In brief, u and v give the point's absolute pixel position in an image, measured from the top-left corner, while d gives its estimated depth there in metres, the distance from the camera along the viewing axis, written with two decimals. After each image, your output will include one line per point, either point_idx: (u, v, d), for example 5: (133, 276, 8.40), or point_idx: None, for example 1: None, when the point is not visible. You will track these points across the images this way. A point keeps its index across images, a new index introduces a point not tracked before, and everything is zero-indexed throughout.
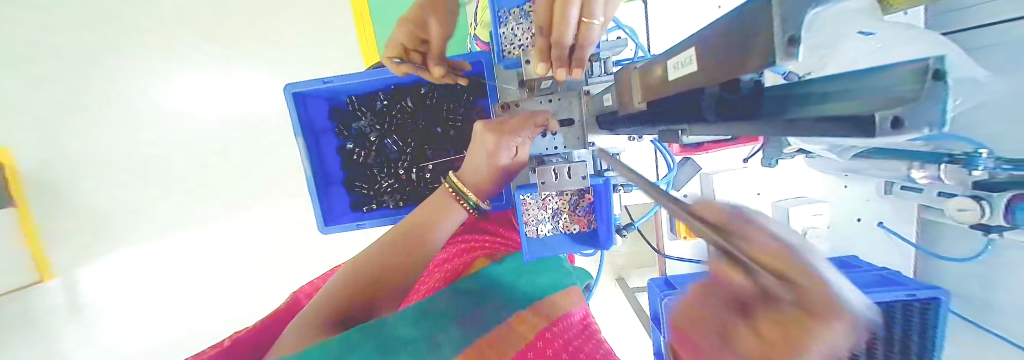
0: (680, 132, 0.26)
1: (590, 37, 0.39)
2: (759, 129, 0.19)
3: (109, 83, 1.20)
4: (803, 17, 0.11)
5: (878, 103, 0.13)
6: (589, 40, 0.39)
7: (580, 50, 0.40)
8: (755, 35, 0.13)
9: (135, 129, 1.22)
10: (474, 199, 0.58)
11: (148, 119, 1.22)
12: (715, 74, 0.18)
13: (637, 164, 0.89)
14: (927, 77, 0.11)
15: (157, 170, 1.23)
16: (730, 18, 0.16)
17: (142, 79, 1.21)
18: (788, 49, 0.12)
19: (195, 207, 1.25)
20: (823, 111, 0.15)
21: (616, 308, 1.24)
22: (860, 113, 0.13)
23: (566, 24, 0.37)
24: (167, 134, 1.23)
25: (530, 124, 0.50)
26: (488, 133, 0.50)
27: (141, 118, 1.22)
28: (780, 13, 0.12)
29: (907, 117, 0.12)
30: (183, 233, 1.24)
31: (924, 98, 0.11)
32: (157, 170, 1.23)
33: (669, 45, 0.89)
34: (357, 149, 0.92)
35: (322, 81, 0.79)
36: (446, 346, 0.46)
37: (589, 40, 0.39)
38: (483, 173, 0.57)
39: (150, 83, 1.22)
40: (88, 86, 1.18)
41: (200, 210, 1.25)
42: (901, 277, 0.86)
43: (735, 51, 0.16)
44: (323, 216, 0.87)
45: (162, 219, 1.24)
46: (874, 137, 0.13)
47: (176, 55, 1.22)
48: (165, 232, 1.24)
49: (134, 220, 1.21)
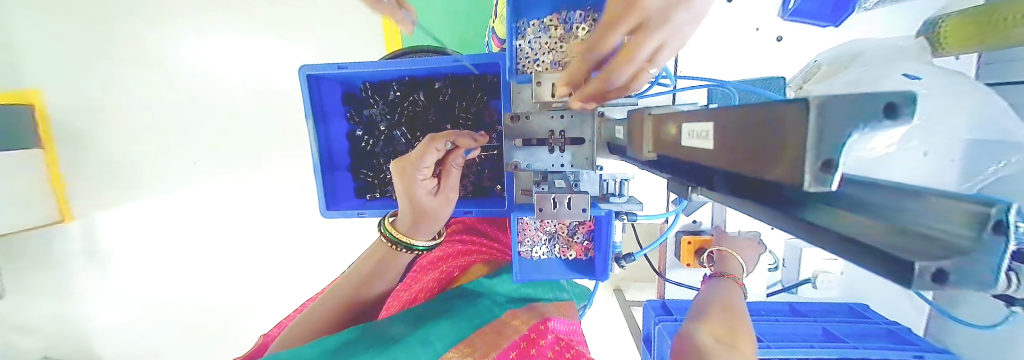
0: (688, 188, 0.24)
1: (614, 73, 0.31)
2: (779, 218, 0.17)
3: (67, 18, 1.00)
4: (843, 139, 0.10)
5: (923, 245, 0.11)
6: (614, 76, 0.31)
7: (615, 69, 0.31)
8: (785, 146, 0.12)
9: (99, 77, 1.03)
10: (405, 240, 0.59)
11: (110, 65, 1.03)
12: (734, 156, 0.16)
13: (648, 188, 0.86)
14: (984, 225, 0.10)
15: (121, 125, 1.05)
16: (748, 102, 0.15)
17: (107, 20, 1.02)
18: (820, 173, 0.11)
19: (164, 174, 1.10)
20: (853, 231, 0.14)
21: (609, 323, 1.22)
22: (896, 253, 0.12)
23: (613, 38, 0.28)
24: (141, 86, 1.06)
25: (431, 146, 0.54)
26: (396, 172, 0.56)
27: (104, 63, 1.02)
28: (813, 130, 0.11)
29: (954, 270, 0.11)
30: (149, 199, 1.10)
31: (982, 245, 0.10)
32: (120, 125, 1.05)
33: (695, 64, 0.84)
34: (366, 137, 0.91)
35: (337, 66, 0.77)
36: (436, 342, 0.47)
37: (613, 76, 0.32)
38: (408, 215, 0.59)
39: (123, 26, 1.03)
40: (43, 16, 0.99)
41: (173, 176, 1.11)
42: (911, 334, 0.82)
43: (762, 143, 0.14)
44: (325, 200, 0.85)
45: (118, 181, 1.07)
46: (910, 290, 0.11)
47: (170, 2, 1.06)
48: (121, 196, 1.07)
49: (92, 179, 1.05)
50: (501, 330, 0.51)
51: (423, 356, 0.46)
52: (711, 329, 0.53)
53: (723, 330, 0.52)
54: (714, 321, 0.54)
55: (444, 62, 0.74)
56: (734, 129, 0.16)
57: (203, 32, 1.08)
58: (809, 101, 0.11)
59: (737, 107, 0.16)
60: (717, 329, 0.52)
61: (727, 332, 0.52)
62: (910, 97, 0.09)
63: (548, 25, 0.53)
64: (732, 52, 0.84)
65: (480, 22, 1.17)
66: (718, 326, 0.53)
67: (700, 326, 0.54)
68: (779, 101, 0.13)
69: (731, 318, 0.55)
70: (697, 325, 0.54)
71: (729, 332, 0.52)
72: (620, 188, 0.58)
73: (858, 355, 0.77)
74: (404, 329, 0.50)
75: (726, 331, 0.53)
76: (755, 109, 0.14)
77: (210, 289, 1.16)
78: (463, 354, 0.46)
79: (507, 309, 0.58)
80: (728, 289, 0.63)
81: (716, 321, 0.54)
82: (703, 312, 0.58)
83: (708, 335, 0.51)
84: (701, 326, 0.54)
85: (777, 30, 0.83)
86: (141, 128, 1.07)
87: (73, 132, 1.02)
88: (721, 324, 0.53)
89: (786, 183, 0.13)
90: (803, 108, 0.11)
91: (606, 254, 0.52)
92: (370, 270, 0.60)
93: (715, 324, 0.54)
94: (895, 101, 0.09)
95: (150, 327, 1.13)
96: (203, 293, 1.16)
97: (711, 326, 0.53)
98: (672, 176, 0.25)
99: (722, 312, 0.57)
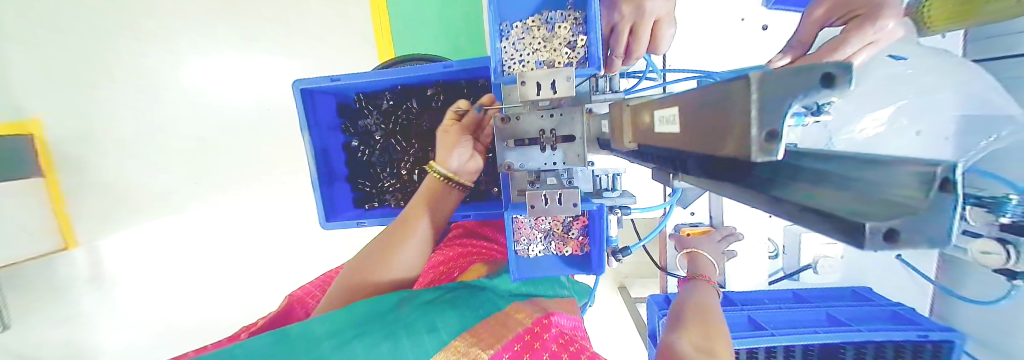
0: (671, 175, 0.24)
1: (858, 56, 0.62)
2: (744, 191, 0.18)
3: (59, 46, 1.00)
4: (786, 106, 0.11)
5: (879, 211, 0.12)
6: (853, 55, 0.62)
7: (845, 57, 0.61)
8: (736, 120, 0.13)
9: (94, 102, 1.03)
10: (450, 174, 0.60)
11: (105, 90, 1.04)
12: (698, 138, 0.17)
13: (644, 182, 0.87)
14: (932, 187, 0.11)
15: (116, 148, 1.06)
16: (711, 81, 0.16)
17: (101, 46, 1.03)
18: (765, 145, 0.12)
19: (162, 195, 1.10)
20: (816, 202, 0.14)
21: (614, 322, 1.21)
22: (848, 218, 0.12)
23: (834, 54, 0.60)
24: (137, 108, 1.07)
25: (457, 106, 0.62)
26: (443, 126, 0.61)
27: (99, 87, 1.03)
28: (760, 100, 0.12)
29: (901, 228, 0.11)
30: (147, 220, 1.09)
31: (929, 208, 0.11)
32: (116, 148, 1.05)
33: (683, 57, 0.85)
34: (363, 147, 0.92)
35: (330, 78, 0.78)
36: (443, 330, 0.47)
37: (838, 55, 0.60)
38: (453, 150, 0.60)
39: (117, 51, 1.04)
40: (36, 45, 0.99)
41: (172, 196, 1.11)
42: (915, 315, 0.82)
43: (717, 122, 0.15)
44: (325, 212, 0.85)
45: (115, 205, 1.06)
46: (863, 249, 0.12)
47: (161, 25, 1.07)
48: (118, 220, 1.07)
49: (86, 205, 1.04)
50: (505, 321, 0.52)
51: (430, 344, 0.44)
52: (689, 340, 0.50)
53: (702, 338, 0.50)
54: (693, 332, 0.51)
55: (433, 67, 0.75)
56: (696, 110, 0.17)
57: (197, 53, 1.10)
58: (752, 75, 0.12)
59: (698, 89, 0.16)
60: (694, 342, 0.49)
61: (706, 342, 0.49)
62: (844, 66, 0.09)
63: (530, 26, 0.54)
64: (720, 43, 0.85)
65: (470, 26, 1.18)
66: (697, 336, 0.50)
67: (677, 336, 0.51)
68: (733, 77, 0.13)
69: (707, 322, 0.54)
70: (676, 336, 0.51)
71: (707, 343, 0.49)
72: (613, 182, 0.59)
73: (863, 337, 0.77)
74: (410, 314, 0.49)
75: (705, 339, 0.50)
76: (712, 89, 0.15)
77: (214, 306, 1.17)
78: (469, 344, 0.46)
79: (511, 303, 0.58)
80: (700, 291, 0.64)
81: (693, 329, 0.52)
82: (680, 321, 0.55)
83: (690, 345, 0.49)
84: (679, 336, 0.51)
85: (762, 20, 0.84)
86: (140, 149, 1.08)
87: (67, 157, 1.02)
88: (700, 335, 0.50)
89: (739, 156, 0.13)
90: (748, 83, 0.12)
91: (602, 248, 0.54)
92: (392, 238, 0.57)
93: (692, 335, 0.51)
94: (833, 71, 0.10)
95: (154, 349, 1.12)
96: (209, 311, 1.17)
97: (688, 338, 0.50)
98: (654, 164, 0.27)
99: (699, 316, 0.55)
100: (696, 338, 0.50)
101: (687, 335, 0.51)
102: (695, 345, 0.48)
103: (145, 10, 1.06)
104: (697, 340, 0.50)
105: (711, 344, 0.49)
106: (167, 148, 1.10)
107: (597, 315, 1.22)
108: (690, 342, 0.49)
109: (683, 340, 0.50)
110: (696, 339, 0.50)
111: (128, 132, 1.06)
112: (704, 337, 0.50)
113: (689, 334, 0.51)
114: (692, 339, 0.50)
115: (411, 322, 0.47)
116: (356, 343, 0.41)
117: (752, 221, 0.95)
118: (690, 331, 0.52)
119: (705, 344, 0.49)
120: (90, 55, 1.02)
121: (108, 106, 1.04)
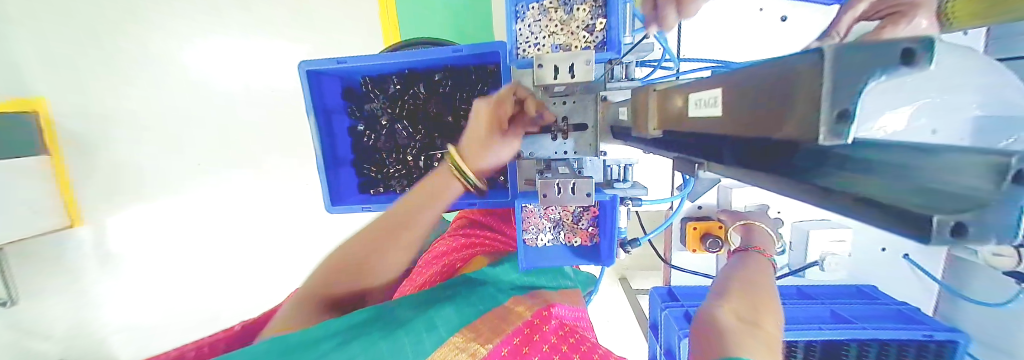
0: (695, 165, 0.24)
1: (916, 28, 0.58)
2: (782, 181, 0.18)
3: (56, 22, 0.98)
4: (859, 88, 0.10)
5: (944, 204, 0.11)
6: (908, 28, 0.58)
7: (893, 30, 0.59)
8: (798, 98, 0.13)
9: (94, 80, 1.01)
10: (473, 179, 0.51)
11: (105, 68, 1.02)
12: (749, 118, 0.16)
13: (652, 174, 0.86)
14: (1005, 177, 0.10)
15: (119, 129, 1.05)
16: (767, 58, 0.15)
17: (98, 24, 1.00)
18: (835, 125, 0.11)
19: (166, 176, 1.10)
20: (875, 192, 0.13)
21: (616, 313, 1.22)
22: (914, 209, 0.12)
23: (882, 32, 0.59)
24: (136, 88, 1.05)
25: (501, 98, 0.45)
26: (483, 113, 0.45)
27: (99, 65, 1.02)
28: (829, 79, 0.11)
29: (973, 222, 0.11)
30: (151, 201, 1.09)
31: (997, 201, 0.10)
32: (119, 129, 1.05)
33: (699, 47, 0.83)
34: (368, 132, 0.91)
35: (337, 61, 0.77)
36: (441, 328, 0.47)
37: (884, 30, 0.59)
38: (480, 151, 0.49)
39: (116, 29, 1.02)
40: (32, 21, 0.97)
41: (176, 177, 1.11)
42: (918, 313, 0.82)
43: (775, 102, 0.14)
44: (330, 195, 0.86)
45: (119, 185, 1.06)
46: (928, 242, 0.11)
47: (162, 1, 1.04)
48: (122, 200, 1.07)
49: (90, 184, 1.04)
50: (505, 316, 0.52)
51: (427, 341, 0.44)
52: (728, 310, 0.45)
53: (746, 311, 0.46)
54: (735, 305, 0.47)
55: (442, 51, 0.74)
56: (744, 92, 0.16)
57: (199, 33, 1.07)
58: (824, 49, 0.11)
59: (751, 68, 0.16)
60: (731, 313, 0.45)
61: (747, 316, 0.45)
62: (928, 44, 0.09)
63: (547, 8, 0.52)
64: (736, 33, 0.82)
65: (479, 10, 1.15)
66: (739, 311, 0.45)
67: (718, 305, 0.47)
68: (796, 53, 0.13)
69: (754, 296, 0.50)
70: (716, 304, 0.47)
71: (752, 320, 0.44)
72: (624, 173, 0.59)
73: (867, 335, 0.77)
74: (408, 314, 0.49)
75: (750, 311, 0.46)
76: (770, 69, 0.14)
77: (219, 287, 1.18)
78: (467, 339, 0.46)
79: (511, 296, 0.58)
80: (750, 267, 0.58)
81: (738, 298, 0.48)
82: (725, 291, 0.51)
83: (732, 314, 0.44)
84: (717, 305, 0.47)
85: (781, 10, 0.81)
86: (144, 130, 1.07)
87: (73, 136, 1.01)
88: (746, 312, 0.46)
89: (797, 139, 0.13)
90: (817, 59, 0.11)
91: (613, 238, 0.53)
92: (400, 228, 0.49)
93: (733, 307, 0.46)
94: (912, 48, 0.09)
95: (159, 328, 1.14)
96: (216, 291, 1.18)
97: (728, 308, 0.46)
98: (677, 153, 0.26)
99: (745, 289, 0.51)
100: (736, 308, 0.46)
101: (728, 306, 0.46)
102: (734, 316, 0.44)
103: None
104: (737, 311, 0.45)
105: (756, 321, 0.44)
106: (168, 129, 1.09)
107: (600, 306, 1.23)
108: (735, 314, 0.45)
109: (722, 310, 0.45)
110: (733, 311, 0.45)
111: (129, 112, 1.05)
112: (751, 314, 0.45)
113: (730, 306, 0.46)
114: (733, 310, 0.45)
115: (409, 321, 0.47)
116: (355, 344, 0.40)
117: None
118: (732, 303, 0.47)
119: (750, 319, 0.44)
120: (87, 30, 1.00)
121: (111, 84, 1.03)
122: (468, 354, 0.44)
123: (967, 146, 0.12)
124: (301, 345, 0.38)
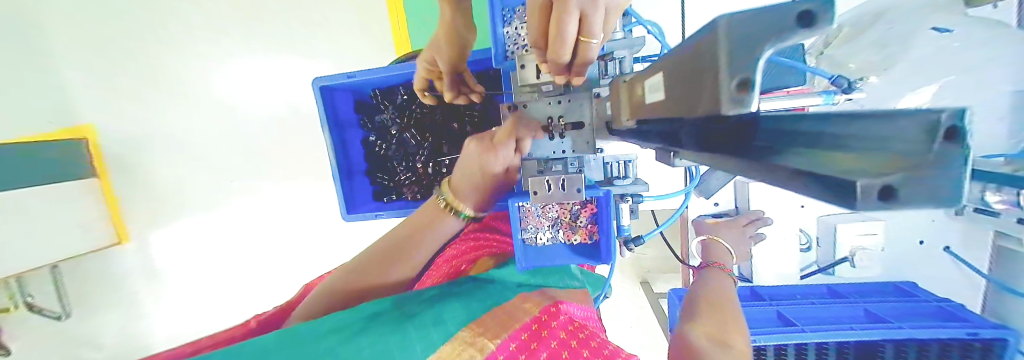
0: (671, 153, 0.24)
1: None
2: (738, 161, 0.17)
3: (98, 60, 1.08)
4: (756, 59, 0.11)
5: (878, 168, 0.10)
6: None
7: None
8: (706, 74, 0.14)
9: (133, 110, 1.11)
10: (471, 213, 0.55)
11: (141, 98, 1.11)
12: (679, 93, 0.18)
13: (659, 171, 0.85)
14: (937, 136, 0.10)
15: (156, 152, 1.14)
16: (692, 36, 0.17)
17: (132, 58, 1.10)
18: (740, 93, 0.12)
19: (195, 194, 1.17)
20: (811, 167, 0.13)
21: (636, 316, 1.19)
22: (844, 177, 0.11)
23: None
24: (168, 114, 1.14)
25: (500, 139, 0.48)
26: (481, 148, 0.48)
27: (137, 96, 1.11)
28: (726, 48, 0.13)
29: (902, 186, 0.10)
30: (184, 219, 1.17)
31: (935, 159, 0.10)
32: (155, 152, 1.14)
33: None
34: (379, 142, 0.94)
35: (347, 76, 0.81)
36: (450, 322, 0.46)
37: None
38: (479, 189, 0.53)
39: (146, 61, 1.10)
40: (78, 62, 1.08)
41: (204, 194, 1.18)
42: (965, 312, 0.75)
43: (693, 78, 0.16)
44: (345, 205, 0.89)
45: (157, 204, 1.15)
46: (854, 211, 0.10)
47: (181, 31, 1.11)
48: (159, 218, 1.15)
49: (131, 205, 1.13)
50: (513, 313, 0.51)
51: (435, 334, 0.44)
52: (697, 331, 0.49)
53: (714, 332, 0.49)
54: (704, 325, 0.50)
55: None
56: (677, 72, 0.18)
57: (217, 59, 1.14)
58: (720, 21, 0.13)
59: (680, 48, 0.18)
60: (703, 333, 0.48)
61: (719, 335, 0.48)
62: (828, 4, 0.10)
63: None
64: None
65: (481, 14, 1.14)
66: (709, 330, 0.49)
67: (691, 327, 0.50)
68: (705, 31, 0.15)
69: (722, 319, 0.52)
70: (689, 327, 0.50)
71: (722, 337, 0.48)
72: (625, 170, 0.59)
73: (903, 335, 0.72)
74: (417, 308, 0.50)
75: (720, 332, 0.49)
76: (691, 46, 0.16)
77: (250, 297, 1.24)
78: (475, 334, 0.45)
79: (519, 294, 0.58)
80: (715, 285, 0.61)
81: (707, 319, 0.51)
82: (694, 314, 0.54)
83: (704, 336, 0.47)
84: (687, 327, 0.51)
85: None
86: (179, 150, 1.15)
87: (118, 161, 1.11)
88: (714, 330, 0.49)
89: (711, 113, 0.14)
90: (716, 33, 0.13)
91: (610, 236, 0.54)
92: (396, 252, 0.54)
93: (703, 328, 0.49)
94: (812, 10, 0.10)
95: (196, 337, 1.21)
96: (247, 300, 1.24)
97: (697, 330, 0.49)
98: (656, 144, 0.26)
99: (714, 312, 0.54)
100: (704, 328, 0.50)
101: (699, 328, 0.50)
102: (703, 336, 0.47)
103: (173, 19, 1.10)
104: (706, 330, 0.49)
105: (726, 338, 0.48)
106: (197, 150, 1.16)
107: (617, 306, 1.21)
108: (706, 333, 0.48)
109: (692, 331, 0.49)
110: (704, 331, 0.49)
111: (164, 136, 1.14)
112: (722, 333, 0.48)
113: (700, 327, 0.50)
114: (701, 330, 0.49)
115: (417, 315, 0.47)
116: (363, 337, 0.41)
117: (781, 212, 0.90)
118: (701, 323, 0.51)
119: (719, 337, 0.48)
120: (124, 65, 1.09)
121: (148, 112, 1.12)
122: (476, 348, 0.43)
123: (900, 111, 0.12)
124: (308, 334, 0.40)
